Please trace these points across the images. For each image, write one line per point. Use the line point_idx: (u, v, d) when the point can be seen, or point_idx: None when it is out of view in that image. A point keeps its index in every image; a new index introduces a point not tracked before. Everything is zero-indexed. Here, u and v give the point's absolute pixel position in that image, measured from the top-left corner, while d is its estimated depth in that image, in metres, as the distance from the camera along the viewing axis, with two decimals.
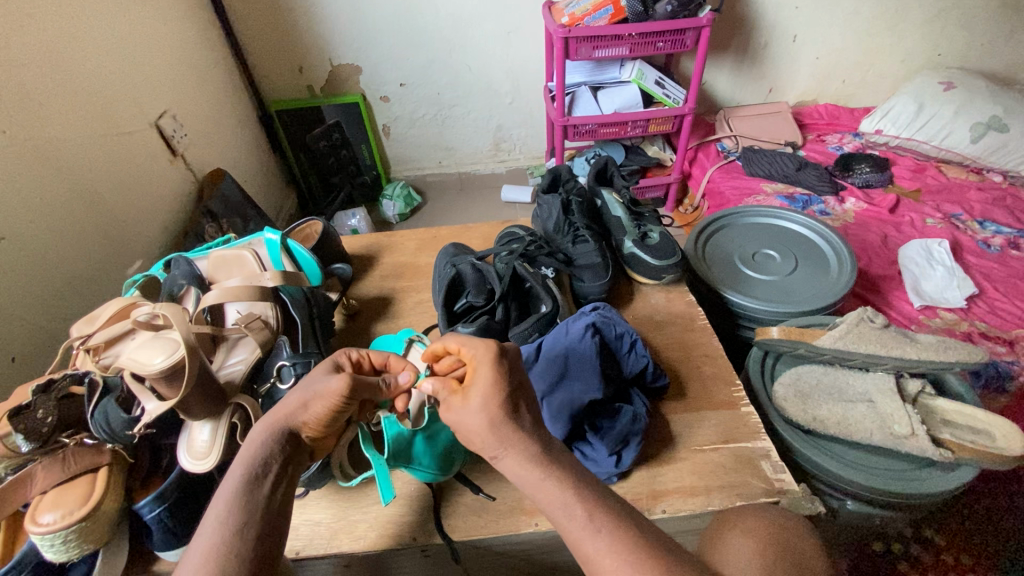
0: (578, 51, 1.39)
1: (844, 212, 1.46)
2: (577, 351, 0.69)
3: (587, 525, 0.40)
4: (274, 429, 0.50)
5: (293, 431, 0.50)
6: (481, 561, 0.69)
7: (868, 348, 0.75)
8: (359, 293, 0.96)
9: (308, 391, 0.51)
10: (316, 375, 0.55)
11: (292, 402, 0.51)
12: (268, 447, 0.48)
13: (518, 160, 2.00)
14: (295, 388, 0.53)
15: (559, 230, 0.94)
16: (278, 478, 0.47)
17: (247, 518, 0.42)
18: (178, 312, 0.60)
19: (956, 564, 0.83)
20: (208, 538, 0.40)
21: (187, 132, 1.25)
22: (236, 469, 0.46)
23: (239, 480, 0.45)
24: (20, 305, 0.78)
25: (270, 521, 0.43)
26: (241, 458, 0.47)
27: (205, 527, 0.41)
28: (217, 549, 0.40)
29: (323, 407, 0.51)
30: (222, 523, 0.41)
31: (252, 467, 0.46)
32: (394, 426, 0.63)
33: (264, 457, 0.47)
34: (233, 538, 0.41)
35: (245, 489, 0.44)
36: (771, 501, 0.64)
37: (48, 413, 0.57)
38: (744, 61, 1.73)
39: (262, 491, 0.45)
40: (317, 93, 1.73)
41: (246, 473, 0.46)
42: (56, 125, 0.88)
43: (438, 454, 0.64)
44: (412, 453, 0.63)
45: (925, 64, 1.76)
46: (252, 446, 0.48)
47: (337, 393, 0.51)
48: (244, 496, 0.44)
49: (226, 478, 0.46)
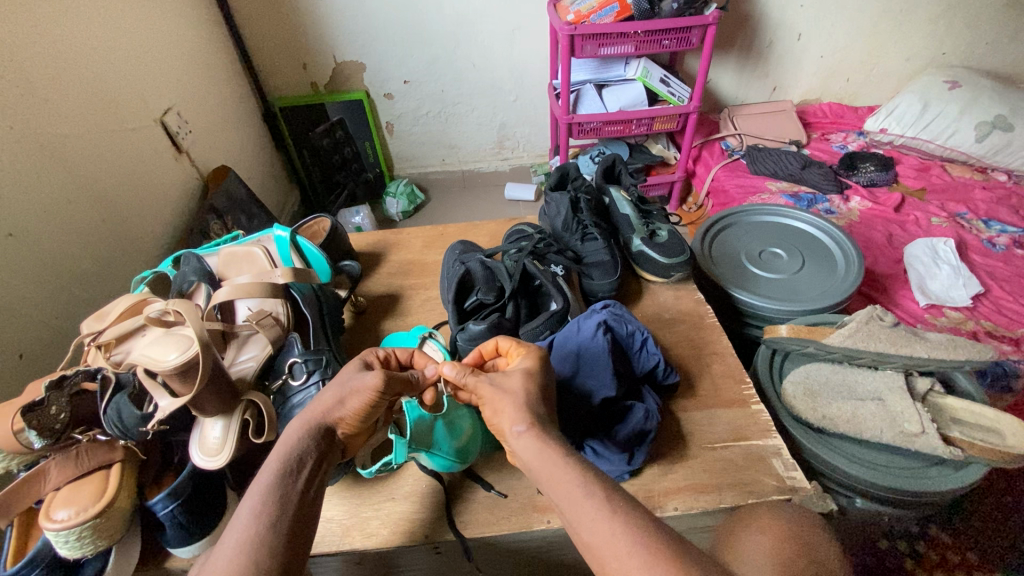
0: (584, 49, 1.39)
1: (849, 210, 1.46)
2: (590, 349, 0.69)
3: (605, 520, 0.40)
4: (311, 426, 0.50)
5: (327, 428, 0.51)
6: (492, 558, 0.69)
7: (877, 347, 0.76)
8: (367, 291, 0.96)
9: (344, 388, 0.53)
10: (347, 371, 0.56)
11: (328, 398, 0.52)
12: (304, 442, 0.49)
13: (521, 158, 2.00)
14: (332, 384, 0.54)
15: (567, 227, 0.94)
16: (311, 474, 0.47)
17: (281, 511, 0.42)
18: (191, 309, 0.59)
19: (963, 561, 0.84)
20: (241, 528, 0.41)
21: (191, 129, 1.24)
22: (271, 464, 0.46)
23: (274, 473, 0.45)
24: (27, 302, 0.78)
25: (301, 517, 0.43)
26: (275, 453, 0.48)
27: (240, 517, 0.42)
28: (252, 540, 0.40)
29: (359, 402, 0.52)
30: (257, 514, 0.42)
31: (288, 460, 0.47)
32: (416, 410, 0.64)
33: (299, 451, 0.48)
34: (268, 530, 0.41)
35: (279, 482, 0.45)
36: (783, 498, 0.64)
37: (61, 409, 0.57)
38: (749, 59, 1.73)
39: (296, 485, 0.45)
40: (321, 90, 1.73)
41: (282, 466, 0.46)
42: (61, 120, 0.88)
43: (458, 441, 0.64)
44: (432, 438, 0.63)
45: (929, 63, 1.76)
46: (287, 441, 0.49)
47: (372, 387, 0.52)
48: (278, 490, 0.44)
49: (261, 473, 0.46)
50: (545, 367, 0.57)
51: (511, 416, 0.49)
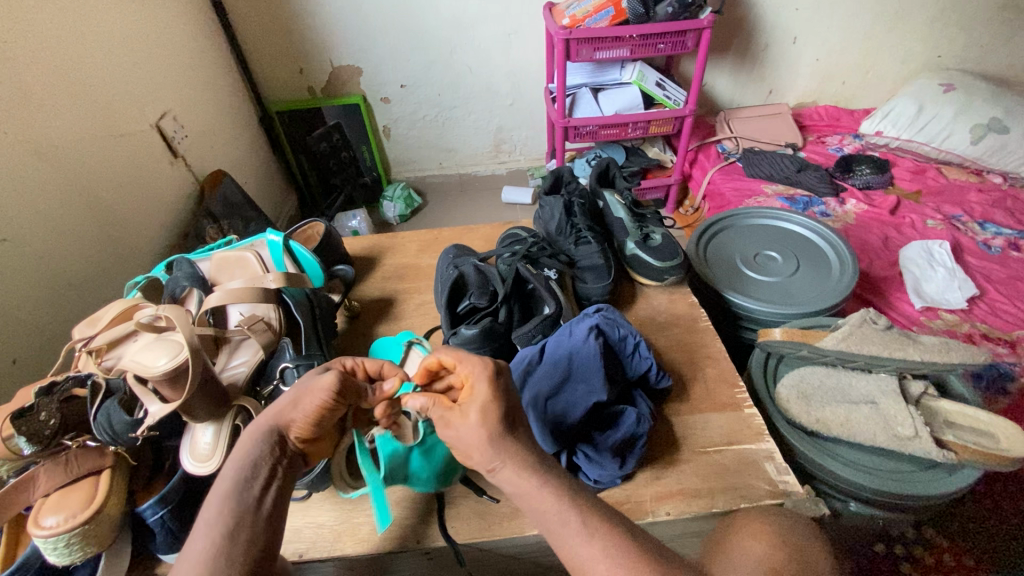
0: (579, 52, 1.39)
1: (845, 213, 1.47)
2: (582, 353, 0.69)
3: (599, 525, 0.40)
4: (266, 429, 0.49)
5: (281, 432, 0.50)
6: (485, 563, 0.68)
7: (871, 349, 0.75)
8: (361, 295, 0.96)
9: (299, 390, 0.51)
10: (307, 375, 0.54)
11: (284, 401, 0.51)
12: (259, 449, 0.48)
13: (518, 162, 2.00)
14: (289, 389, 0.53)
15: (561, 231, 0.94)
16: (267, 480, 0.46)
17: (243, 521, 0.42)
18: (181, 314, 0.60)
19: (958, 565, 0.83)
20: (202, 539, 0.40)
21: (187, 133, 1.25)
22: (227, 472, 0.46)
23: (234, 482, 0.45)
24: (21, 307, 0.78)
25: (264, 527, 0.43)
26: (232, 462, 0.47)
27: (199, 529, 0.41)
28: (213, 550, 0.39)
29: (312, 404, 0.50)
30: (213, 524, 0.41)
31: (244, 467, 0.46)
32: (389, 445, 0.62)
33: (256, 457, 0.47)
34: (229, 540, 0.41)
35: (238, 490, 0.44)
36: (776, 503, 0.64)
37: (51, 415, 0.57)
38: (745, 62, 1.73)
39: (255, 493, 0.45)
40: (318, 94, 1.73)
41: (239, 474, 0.45)
42: (56, 125, 0.88)
43: (436, 471, 0.63)
44: (408, 469, 0.63)
45: (925, 65, 1.77)
46: (242, 447, 0.48)
47: (326, 388, 0.51)
48: (239, 499, 0.44)
49: (217, 480, 0.45)
50: (503, 391, 0.49)
51: (481, 454, 0.45)
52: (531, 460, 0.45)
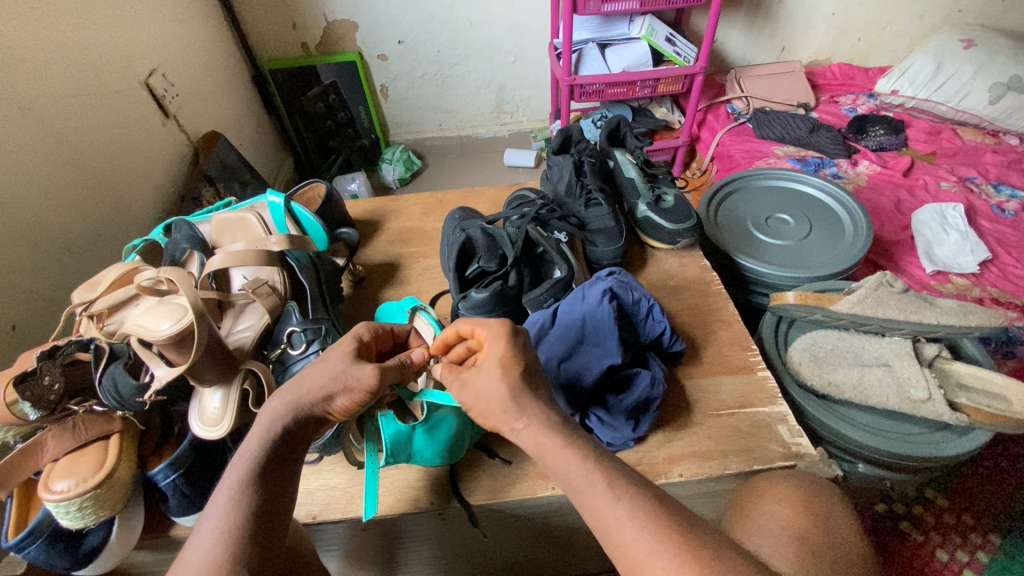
0: (587, 5, 1.33)
1: (857, 175, 1.43)
2: (595, 316, 0.67)
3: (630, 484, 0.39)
4: (297, 408, 0.48)
5: (315, 416, 0.49)
6: (497, 524, 0.69)
7: (886, 313, 0.73)
8: (365, 259, 0.94)
9: (336, 381, 0.49)
10: (336, 356, 0.51)
11: (316, 387, 0.48)
12: (281, 420, 0.47)
13: (520, 123, 1.94)
14: (320, 366, 0.50)
15: (571, 192, 0.90)
16: (290, 459, 0.46)
17: (258, 502, 0.42)
18: (184, 277, 0.57)
19: (959, 523, 0.84)
20: (216, 522, 0.40)
21: (178, 92, 1.19)
22: (251, 444, 0.45)
23: (256, 461, 0.44)
24: (18, 272, 0.76)
25: (281, 506, 0.43)
26: (254, 437, 0.46)
27: (215, 508, 0.41)
28: (228, 537, 0.39)
29: (348, 401, 0.49)
30: (234, 504, 0.41)
31: (268, 442, 0.45)
32: (393, 425, 0.59)
33: (282, 431, 0.46)
34: (246, 526, 0.40)
35: (260, 470, 0.43)
36: (788, 465, 0.64)
37: (55, 380, 0.55)
38: (758, 17, 1.66)
39: (274, 473, 0.44)
40: (313, 51, 1.66)
41: (262, 451, 0.45)
42: (39, 79, 0.83)
43: (441, 448, 0.61)
44: (411, 448, 0.60)
45: (944, 21, 1.70)
46: (268, 418, 0.47)
47: (365, 388, 0.49)
48: (260, 477, 0.43)
49: (240, 452, 0.45)
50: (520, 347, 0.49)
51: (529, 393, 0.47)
52: (557, 424, 0.44)
